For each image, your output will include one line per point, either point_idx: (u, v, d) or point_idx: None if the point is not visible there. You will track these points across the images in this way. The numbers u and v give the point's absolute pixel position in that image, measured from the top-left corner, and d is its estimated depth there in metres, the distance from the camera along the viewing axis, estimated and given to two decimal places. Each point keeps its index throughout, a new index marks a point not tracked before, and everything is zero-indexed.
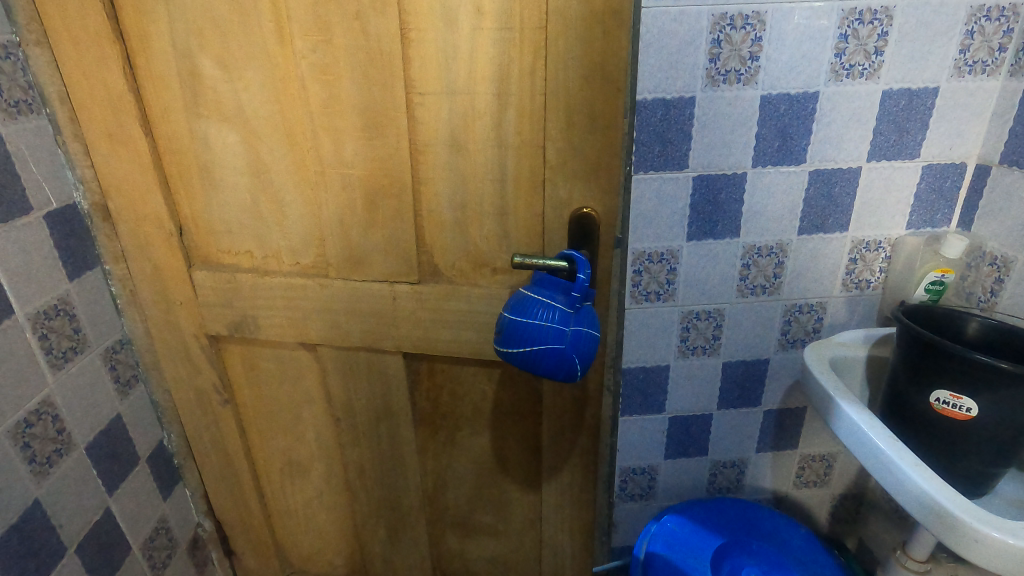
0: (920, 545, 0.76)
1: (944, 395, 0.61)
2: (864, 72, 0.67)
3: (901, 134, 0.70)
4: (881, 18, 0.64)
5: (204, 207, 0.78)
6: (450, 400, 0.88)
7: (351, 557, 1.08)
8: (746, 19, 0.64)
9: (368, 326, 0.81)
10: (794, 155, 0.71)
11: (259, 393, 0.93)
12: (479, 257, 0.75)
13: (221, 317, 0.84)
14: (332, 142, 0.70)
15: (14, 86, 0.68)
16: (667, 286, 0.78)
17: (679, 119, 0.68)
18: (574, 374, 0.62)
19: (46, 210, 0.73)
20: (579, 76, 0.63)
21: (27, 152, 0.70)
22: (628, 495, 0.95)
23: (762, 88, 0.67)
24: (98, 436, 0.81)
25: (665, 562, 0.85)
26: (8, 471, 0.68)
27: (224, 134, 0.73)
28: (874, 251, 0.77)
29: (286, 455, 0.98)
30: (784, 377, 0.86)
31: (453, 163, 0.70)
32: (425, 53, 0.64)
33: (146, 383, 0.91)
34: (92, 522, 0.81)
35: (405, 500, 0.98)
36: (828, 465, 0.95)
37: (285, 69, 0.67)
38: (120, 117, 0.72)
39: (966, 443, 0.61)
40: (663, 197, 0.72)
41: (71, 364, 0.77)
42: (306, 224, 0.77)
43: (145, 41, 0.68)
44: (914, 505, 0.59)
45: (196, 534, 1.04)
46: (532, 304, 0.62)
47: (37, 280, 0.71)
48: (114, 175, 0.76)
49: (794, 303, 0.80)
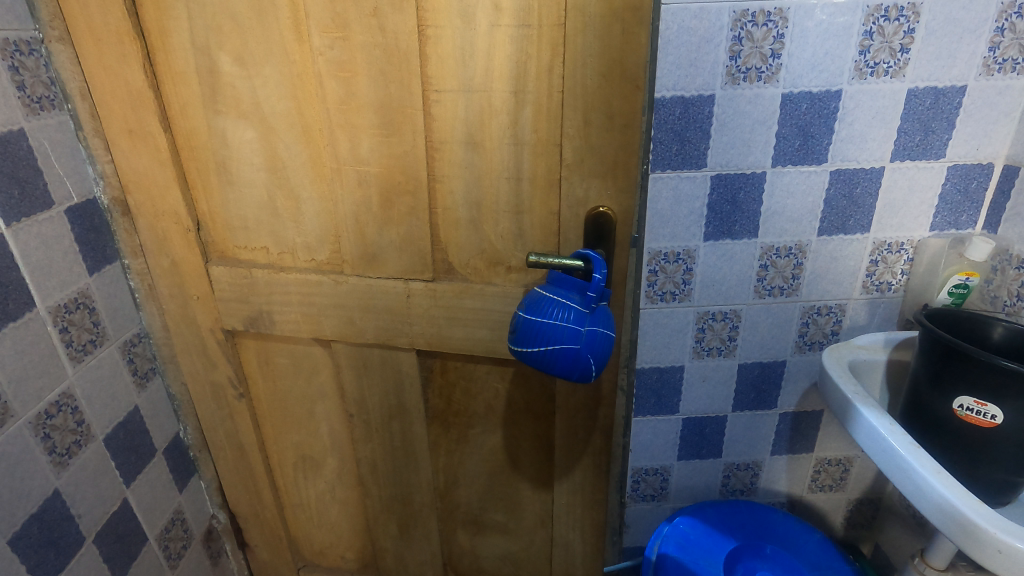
0: (938, 553, 0.74)
1: (967, 402, 0.60)
2: (889, 69, 0.65)
3: (926, 134, 0.68)
4: (907, 15, 0.63)
5: (221, 203, 0.79)
6: (463, 398, 0.88)
7: (362, 551, 1.09)
8: (768, 15, 0.63)
9: (382, 323, 0.81)
10: (815, 155, 0.69)
11: (274, 387, 0.93)
12: (494, 256, 0.75)
13: (237, 312, 0.85)
14: (348, 139, 0.70)
15: (37, 82, 0.69)
16: (683, 286, 0.77)
17: (698, 117, 0.67)
18: (589, 374, 0.62)
19: (67, 204, 0.74)
20: (597, 74, 0.62)
21: (49, 147, 0.71)
22: (640, 496, 0.95)
23: (783, 86, 0.66)
24: (116, 428, 0.83)
25: (677, 563, 0.84)
26: (28, 461, 0.70)
27: (241, 131, 0.73)
28: (896, 253, 0.75)
29: (300, 449, 0.99)
30: (802, 379, 0.85)
31: (469, 160, 0.70)
32: (443, 51, 0.64)
33: (164, 376, 0.93)
34: (110, 512, 0.82)
35: (417, 496, 0.98)
36: (845, 469, 0.94)
37: (303, 66, 0.68)
38: (139, 113, 0.73)
39: (989, 451, 0.60)
40: (680, 196, 0.72)
41: (90, 357, 0.78)
42: (321, 221, 0.77)
43: (164, 37, 0.69)
44: (933, 512, 0.58)
45: (210, 525, 1.05)
46: (548, 304, 0.61)
47: (58, 274, 0.72)
48: (134, 170, 0.77)
49: (813, 305, 0.79)
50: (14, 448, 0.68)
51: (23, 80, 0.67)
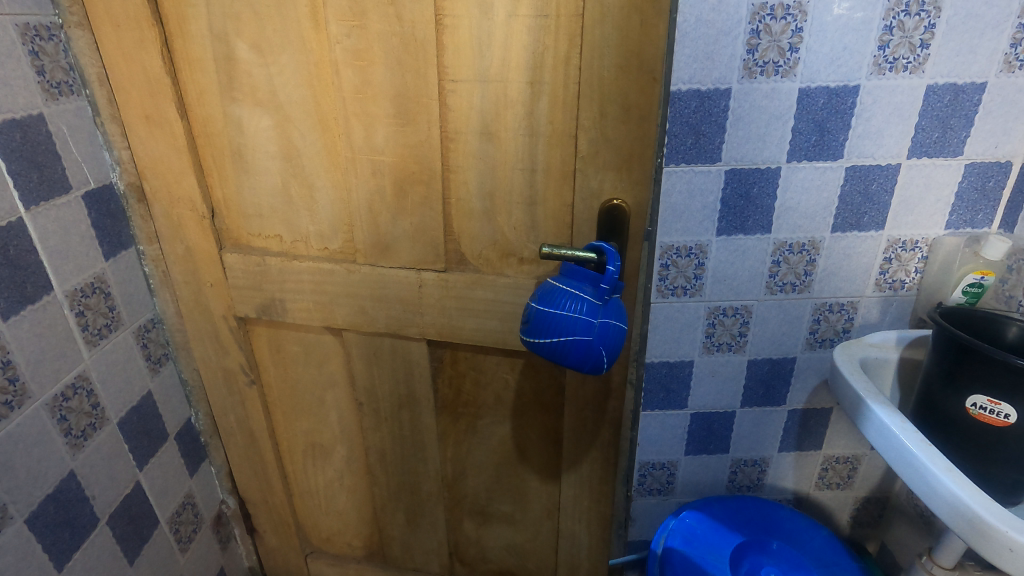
0: (947, 553, 0.74)
1: (981, 401, 0.60)
2: (908, 65, 0.65)
3: (944, 131, 0.68)
4: (928, 10, 0.62)
5: (236, 191, 0.79)
6: (472, 388, 0.88)
7: (369, 539, 1.10)
8: (787, 9, 0.62)
9: (393, 312, 0.82)
10: (831, 151, 0.69)
11: (284, 374, 0.94)
12: (506, 247, 0.75)
13: (250, 300, 0.86)
14: (363, 127, 0.70)
15: (56, 68, 0.70)
16: (694, 281, 0.77)
17: (713, 111, 0.67)
18: (601, 366, 0.62)
19: (84, 189, 0.74)
20: (614, 65, 0.62)
21: (67, 131, 0.72)
22: (647, 490, 0.97)
23: (800, 80, 0.65)
24: (130, 412, 0.83)
25: (682, 557, 0.84)
26: (45, 442, 0.71)
27: (257, 119, 0.73)
28: (910, 251, 0.75)
29: (310, 437, 1.00)
30: (812, 377, 0.85)
31: (484, 151, 0.70)
32: (459, 40, 0.64)
33: (176, 362, 0.94)
34: (123, 495, 0.83)
35: (425, 485, 0.99)
36: (852, 468, 0.94)
37: (320, 54, 0.68)
38: (156, 100, 0.73)
39: (1003, 450, 0.60)
40: (693, 190, 0.72)
41: (105, 341, 0.79)
42: (335, 210, 0.77)
43: (182, 24, 0.69)
44: (945, 510, 0.57)
45: (219, 510, 1.07)
46: (561, 295, 0.61)
47: (75, 259, 0.73)
48: (149, 157, 0.77)
49: (825, 302, 0.79)
50: (32, 428, 0.69)
51: (42, 64, 0.68)
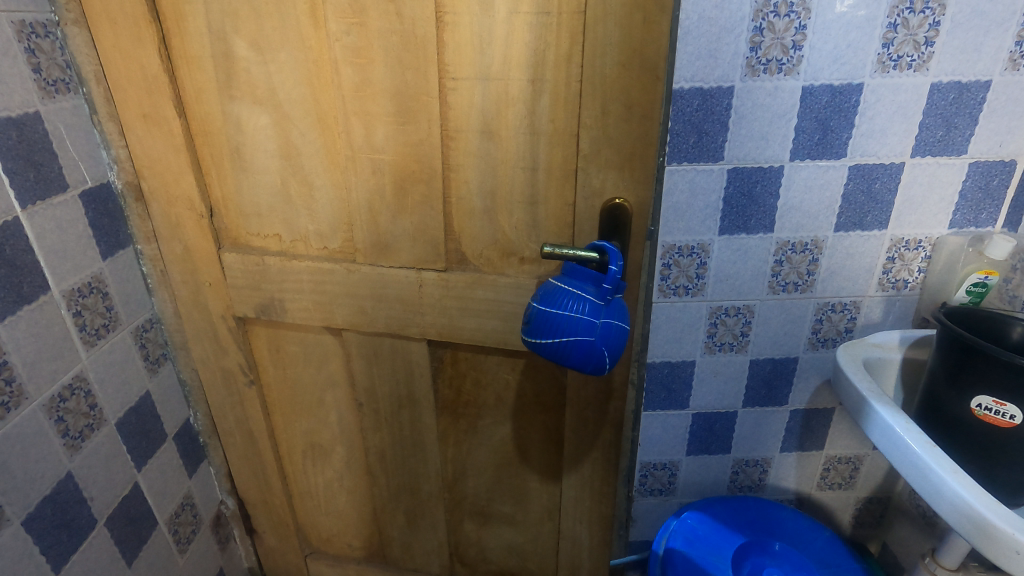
0: (950, 554, 0.74)
1: (985, 402, 0.60)
2: (912, 63, 0.64)
3: (948, 130, 0.67)
4: (933, 7, 0.61)
5: (235, 190, 0.78)
6: (473, 388, 0.88)
7: (369, 539, 1.10)
8: (791, 6, 0.62)
9: (393, 312, 0.81)
10: (834, 150, 0.69)
11: (283, 374, 0.93)
12: (506, 246, 0.75)
13: (249, 299, 0.85)
14: (362, 126, 0.69)
15: (53, 65, 0.69)
16: (696, 280, 0.77)
17: (716, 109, 0.66)
18: (603, 367, 0.61)
19: (81, 188, 0.74)
20: (616, 63, 0.61)
21: (63, 130, 0.71)
22: (647, 490, 0.96)
23: (804, 78, 0.65)
24: (128, 412, 0.83)
25: (684, 558, 0.84)
26: (42, 443, 0.70)
27: (256, 118, 0.73)
28: (913, 250, 0.74)
29: (310, 438, 0.99)
30: (814, 377, 0.85)
31: (484, 149, 0.69)
32: (460, 37, 0.63)
33: (174, 362, 0.93)
34: (121, 496, 0.83)
35: (425, 486, 0.98)
36: (854, 468, 0.93)
37: (319, 51, 0.67)
38: (154, 98, 0.72)
39: (1009, 451, 0.59)
40: (696, 189, 0.71)
41: (103, 341, 0.78)
42: (334, 209, 0.77)
43: (180, 21, 0.68)
44: (950, 512, 0.57)
45: (218, 511, 1.07)
46: (563, 295, 0.61)
47: (72, 259, 0.73)
48: (147, 156, 0.76)
49: (827, 302, 0.78)
50: (29, 429, 0.68)
51: (39, 62, 0.67)
